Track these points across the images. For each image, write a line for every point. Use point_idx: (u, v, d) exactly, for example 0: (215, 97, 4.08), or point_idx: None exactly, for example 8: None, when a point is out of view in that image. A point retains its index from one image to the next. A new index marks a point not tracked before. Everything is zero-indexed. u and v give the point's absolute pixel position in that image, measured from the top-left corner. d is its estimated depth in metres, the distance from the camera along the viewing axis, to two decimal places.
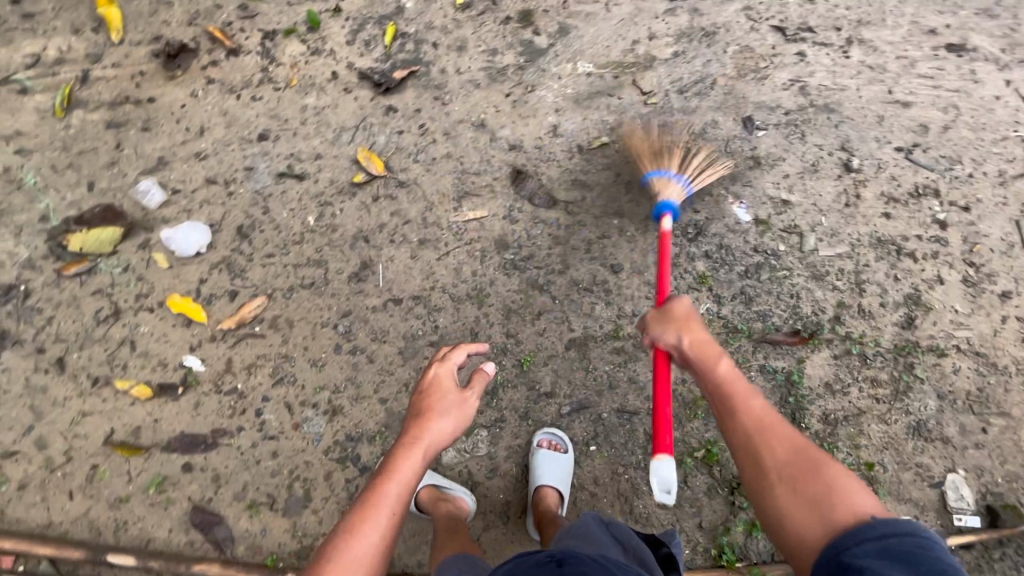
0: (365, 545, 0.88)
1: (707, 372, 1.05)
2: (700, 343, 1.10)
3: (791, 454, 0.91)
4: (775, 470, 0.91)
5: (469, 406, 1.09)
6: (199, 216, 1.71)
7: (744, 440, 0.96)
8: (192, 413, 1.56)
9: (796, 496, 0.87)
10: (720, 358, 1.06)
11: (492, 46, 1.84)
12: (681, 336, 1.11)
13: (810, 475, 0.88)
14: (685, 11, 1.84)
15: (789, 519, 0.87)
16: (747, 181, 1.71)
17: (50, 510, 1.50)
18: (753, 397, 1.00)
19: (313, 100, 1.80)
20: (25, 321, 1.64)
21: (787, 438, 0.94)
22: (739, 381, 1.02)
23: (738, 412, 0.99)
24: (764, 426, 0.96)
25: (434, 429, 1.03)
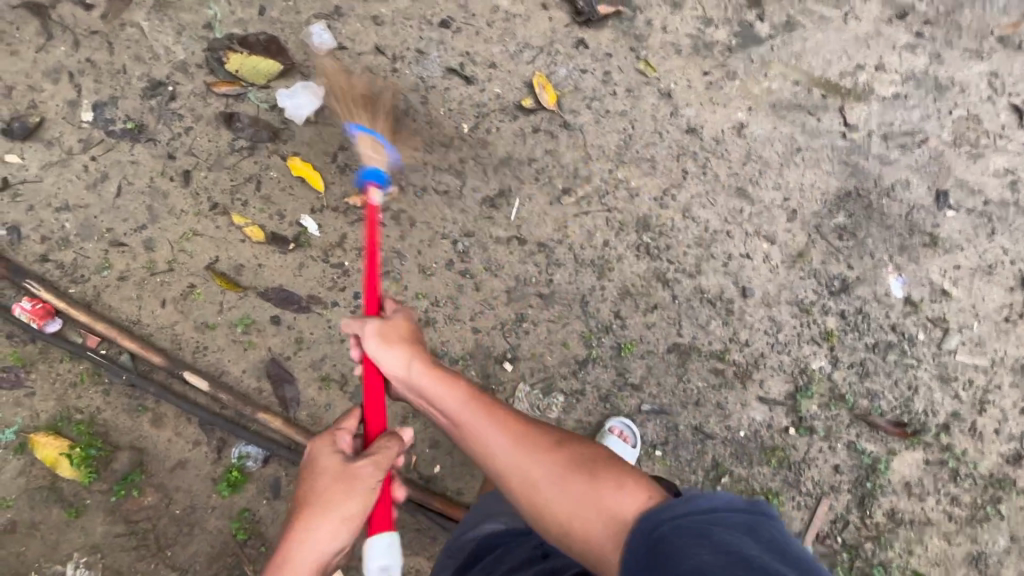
0: (308, 541, 0.91)
1: (438, 396, 1.04)
2: (433, 374, 1.05)
3: (547, 458, 0.95)
4: (546, 480, 0.93)
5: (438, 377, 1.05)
6: (357, 81, 1.63)
7: (522, 470, 0.95)
8: (294, 272, 1.56)
9: (570, 494, 0.90)
10: (454, 390, 1.04)
11: (709, 15, 1.67)
12: (408, 365, 1.06)
13: (582, 470, 0.92)
14: (926, 53, 1.65)
15: (574, 520, 0.87)
16: (915, 257, 1.58)
17: (141, 309, 1.54)
18: (474, 411, 1.02)
19: (507, 3, 1.67)
20: (163, 123, 1.62)
21: (541, 450, 0.96)
22: (438, 376, 1.05)
23: (486, 425, 1.00)
24: (491, 444, 0.99)
25: (340, 531, 0.93)
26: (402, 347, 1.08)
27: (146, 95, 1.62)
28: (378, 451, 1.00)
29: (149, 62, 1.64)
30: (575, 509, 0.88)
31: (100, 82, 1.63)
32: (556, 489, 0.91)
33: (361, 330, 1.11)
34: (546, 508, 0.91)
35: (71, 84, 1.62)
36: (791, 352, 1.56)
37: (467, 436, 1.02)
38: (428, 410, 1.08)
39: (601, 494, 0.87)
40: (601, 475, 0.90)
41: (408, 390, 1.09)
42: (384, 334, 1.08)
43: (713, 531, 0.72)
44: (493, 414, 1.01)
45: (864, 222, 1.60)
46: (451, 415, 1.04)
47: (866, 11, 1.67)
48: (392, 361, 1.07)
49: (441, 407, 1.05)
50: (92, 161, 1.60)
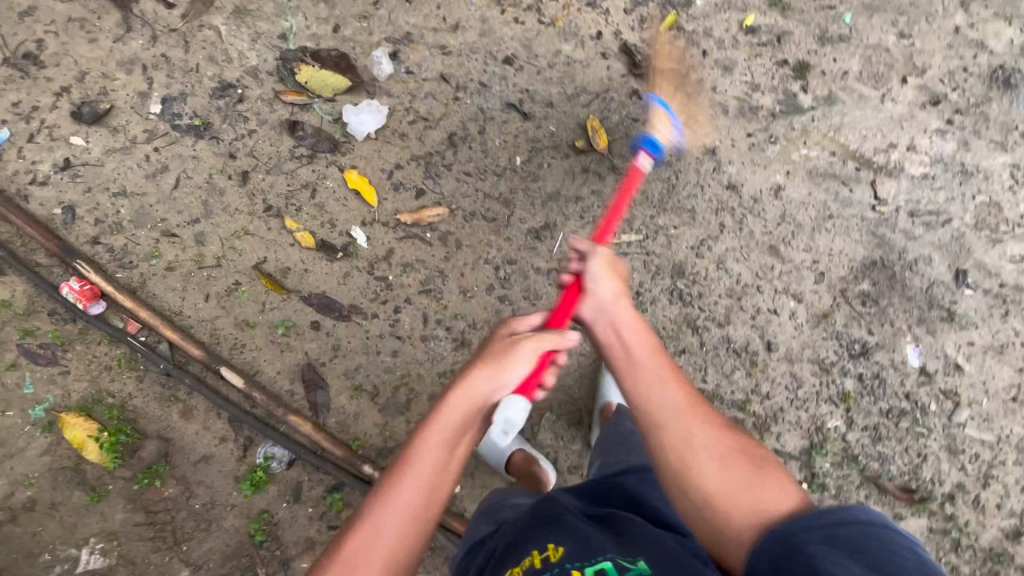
0: (448, 425, 0.94)
1: (629, 331, 1.08)
2: (637, 322, 1.10)
3: (716, 434, 0.94)
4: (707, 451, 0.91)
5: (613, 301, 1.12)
6: (419, 104, 1.71)
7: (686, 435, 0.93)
8: (338, 280, 1.60)
9: (728, 476, 0.89)
10: (649, 340, 1.06)
11: (756, 81, 1.77)
12: (609, 296, 1.12)
13: (745, 458, 0.91)
14: (955, 140, 1.76)
15: (723, 500, 0.87)
16: (932, 330, 1.66)
17: (185, 301, 1.57)
18: (658, 364, 1.02)
19: (568, 49, 1.76)
20: (229, 123, 1.67)
21: (710, 423, 0.95)
22: (641, 328, 1.09)
23: (664, 382, 0.99)
24: (662, 396, 0.97)
25: (495, 392, 0.99)
26: (618, 283, 1.15)
27: (215, 95, 1.68)
28: (542, 340, 1.04)
29: (222, 64, 1.70)
30: (729, 488, 0.88)
31: (173, 78, 1.69)
32: (714, 463, 0.90)
33: (590, 252, 1.18)
34: (695, 470, 0.90)
35: (144, 76, 1.68)
36: (809, 409, 1.61)
37: (637, 377, 1.00)
38: (608, 343, 1.09)
39: (759, 488, 0.87)
40: (765, 475, 0.89)
41: (596, 322, 1.11)
42: (612, 264, 1.16)
43: (861, 546, 0.73)
44: (676, 372, 1.02)
45: (886, 291, 1.68)
46: (631, 353, 1.04)
47: (902, 94, 1.78)
48: (600, 287, 1.14)
49: (626, 343, 1.06)
50: (155, 152, 1.65)
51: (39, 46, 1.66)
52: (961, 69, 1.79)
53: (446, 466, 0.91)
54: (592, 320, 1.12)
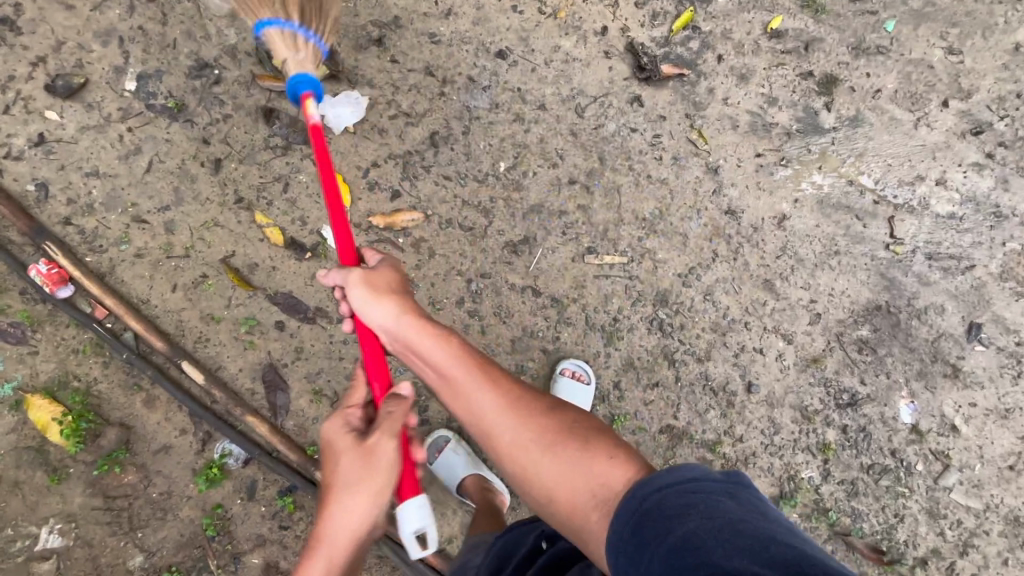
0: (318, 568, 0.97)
1: (430, 349, 1.09)
2: (422, 331, 1.09)
3: (535, 428, 1.03)
4: (529, 447, 1.01)
5: (408, 316, 1.10)
6: (402, 98, 1.60)
7: (507, 437, 1.03)
8: (306, 280, 1.56)
9: (556, 465, 0.99)
10: (445, 345, 1.09)
11: (775, 94, 1.60)
12: (392, 317, 1.10)
13: (565, 441, 1.00)
14: (992, 177, 1.57)
15: (555, 489, 0.98)
16: (932, 385, 1.53)
17: (152, 290, 1.55)
18: (465, 372, 1.07)
19: (569, 45, 1.61)
20: (204, 106, 1.60)
21: (524, 415, 1.04)
22: (421, 328, 1.10)
23: (472, 390, 1.06)
24: (478, 406, 1.05)
25: (376, 459, 0.99)
26: (391, 304, 1.11)
27: (192, 74, 1.61)
28: (386, 419, 1.02)
29: (200, 41, 1.62)
30: (564, 476, 0.98)
31: (149, 53, 1.61)
32: (544, 455, 1.00)
33: (342, 276, 1.12)
34: (532, 467, 1.00)
35: (120, 50, 1.61)
36: (784, 456, 1.53)
37: (453, 391, 1.08)
38: (414, 361, 1.12)
39: (583, 469, 0.96)
40: (586, 454, 0.98)
41: (392, 344, 1.13)
42: (365, 280, 1.11)
43: (698, 502, 0.79)
44: (485, 374, 1.08)
45: (887, 340, 1.55)
46: (439, 369, 1.09)
47: (940, 120, 1.58)
48: (378, 317, 1.11)
49: (425, 357, 1.10)
50: (128, 132, 1.60)
51: (15, 10, 1.60)
52: (1014, 94, 1.58)
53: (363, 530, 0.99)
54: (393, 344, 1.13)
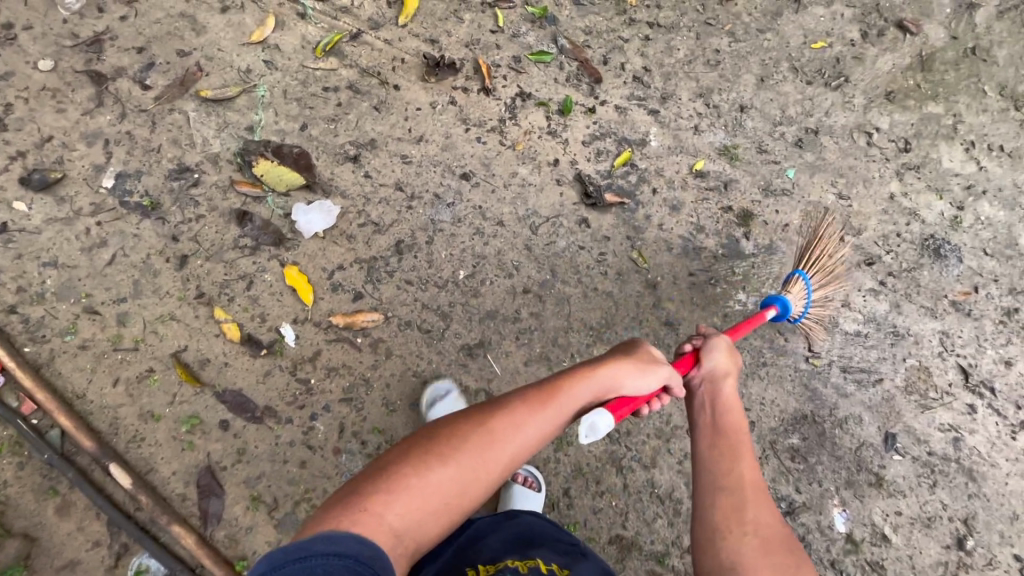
0: (435, 483, 0.93)
1: (724, 408, 1.23)
2: (734, 402, 1.24)
3: (765, 513, 1.05)
4: (750, 521, 1.03)
5: (727, 386, 1.26)
6: (372, 209, 1.74)
7: (731, 499, 1.07)
8: (258, 378, 1.55)
9: (761, 552, 0.99)
10: (741, 417, 1.21)
11: (702, 223, 1.84)
12: (721, 373, 1.27)
13: (784, 547, 1.01)
14: (887, 302, 1.81)
15: (752, 567, 0.97)
16: (861, 494, 1.62)
17: (90, 384, 1.50)
18: (741, 439, 1.17)
19: (525, 172, 1.84)
20: (178, 205, 1.68)
21: (763, 506, 1.06)
22: (735, 408, 1.23)
23: (738, 458, 1.13)
24: (728, 462, 1.12)
25: (622, 381, 1.14)
26: (731, 365, 1.29)
27: (171, 176, 1.71)
28: (601, 382, 1.13)
29: (185, 148, 1.74)
30: (760, 561, 0.98)
31: (132, 155, 1.72)
32: (755, 540, 1.01)
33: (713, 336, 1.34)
34: (734, 536, 1.02)
35: (104, 150, 1.71)
36: None
37: (719, 443, 1.16)
38: (705, 406, 1.25)
39: (786, 567, 0.98)
40: (800, 569, 0.98)
41: (704, 390, 1.28)
42: (732, 351, 1.30)
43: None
44: (751, 455, 1.15)
45: (816, 449, 1.66)
46: (718, 424, 1.20)
47: (839, 252, 1.86)
48: (714, 361, 1.29)
49: (717, 410, 1.22)
50: (96, 226, 1.64)
51: (7, 111, 1.71)
52: (896, 233, 1.89)
53: (461, 500, 0.95)
54: (699, 380, 1.30)
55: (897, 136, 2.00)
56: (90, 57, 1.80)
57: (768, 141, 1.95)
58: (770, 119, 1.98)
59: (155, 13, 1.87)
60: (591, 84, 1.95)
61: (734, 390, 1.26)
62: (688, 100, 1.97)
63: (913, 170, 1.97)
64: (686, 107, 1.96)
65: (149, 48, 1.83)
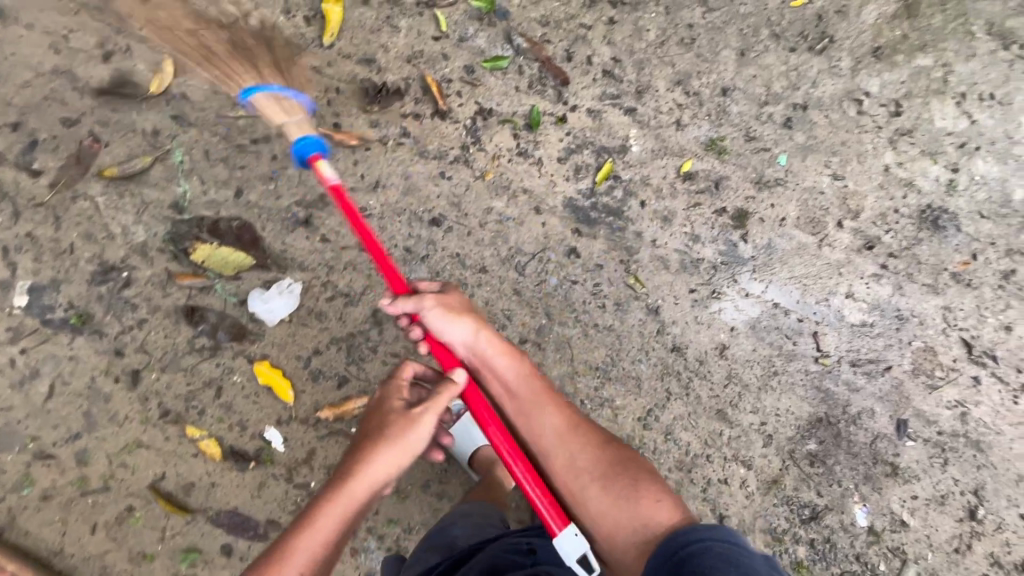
0: None
1: (510, 378, 1.24)
2: (505, 353, 1.25)
3: (594, 455, 1.12)
4: (584, 474, 1.11)
5: (480, 342, 1.25)
6: (338, 278, 1.54)
7: (562, 463, 1.14)
8: (252, 492, 1.42)
9: (603, 497, 1.07)
10: (518, 366, 1.24)
11: (697, 232, 1.71)
12: (474, 339, 1.25)
13: (619, 471, 1.09)
14: (890, 285, 1.76)
15: (606, 516, 1.06)
16: (878, 487, 1.65)
17: (65, 536, 1.35)
18: (532, 395, 1.22)
19: (500, 206, 1.64)
20: (113, 313, 1.45)
21: (589, 445, 1.14)
22: (508, 354, 1.25)
23: (539, 417, 1.19)
24: (540, 429, 1.18)
25: (388, 470, 1.08)
26: (469, 321, 1.26)
27: (95, 279, 1.46)
28: (395, 438, 1.10)
29: (103, 242, 1.48)
30: (610, 506, 1.06)
31: (42, 261, 1.45)
32: (596, 485, 1.09)
33: (423, 299, 1.26)
34: (580, 492, 1.11)
35: (6, 261, 1.44)
36: None
37: (525, 417, 1.21)
38: (489, 381, 1.26)
39: (628, 493, 1.06)
40: (638, 486, 1.06)
41: (468, 355, 1.27)
42: (444, 304, 1.25)
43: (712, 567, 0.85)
44: (555, 404, 1.20)
45: (832, 450, 1.66)
46: (512, 392, 1.24)
47: (839, 240, 1.76)
48: (451, 332, 1.26)
49: (500, 376, 1.25)
50: (21, 354, 1.41)
51: None
52: (894, 210, 1.80)
53: None
54: (466, 355, 1.27)
55: (888, 99, 1.85)
56: None
57: (756, 126, 1.78)
58: (756, 99, 1.80)
59: (23, 74, 1.52)
60: (557, 88, 1.72)
61: (490, 340, 1.25)
62: (666, 90, 1.76)
63: (906, 136, 1.84)
64: (664, 100, 1.76)
65: (26, 121, 1.51)
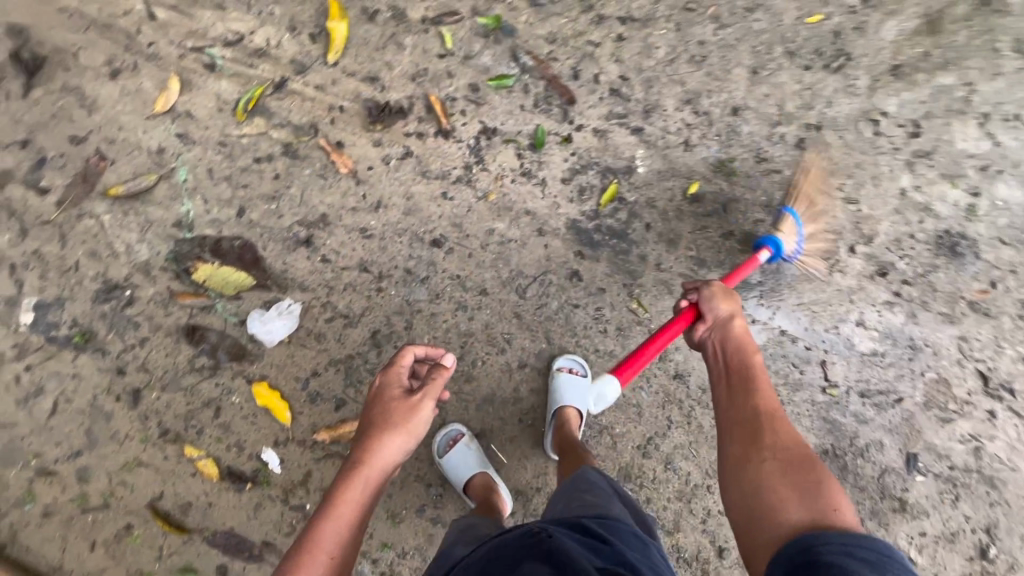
0: None
1: (744, 354, 1.20)
2: (747, 334, 1.26)
3: (793, 442, 1.00)
4: (771, 449, 0.99)
5: (734, 326, 1.27)
6: (337, 298, 1.54)
7: (759, 423, 1.05)
8: (249, 513, 1.43)
9: (781, 479, 0.93)
10: (752, 352, 1.21)
11: (703, 256, 1.67)
12: (733, 317, 1.27)
13: (807, 466, 0.94)
14: (903, 313, 1.70)
15: (774, 496, 0.92)
16: (885, 522, 1.61)
17: (66, 552, 1.37)
18: (754, 370, 1.17)
19: (502, 227, 1.62)
20: (115, 331, 1.46)
21: (790, 432, 1.03)
22: (749, 338, 1.24)
23: (757, 392, 1.12)
24: (753, 397, 1.11)
25: (398, 456, 1.01)
26: (733, 308, 1.29)
27: (99, 298, 1.47)
28: (406, 421, 1.02)
29: (107, 260, 1.49)
30: (784, 489, 0.92)
31: (47, 279, 1.47)
32: (774, 464, 0.96)
33: (702, 285, 1.35)
34: (760, 466, 0.97)
35: (13, 278, 1.46)
36: None
37: (745, 387, 1.13)
38: (717, 356, 1.26)
39: (811, 487, 0.91)
40: (823, 485, 0.90)
41: (710, 337, 1.30)
42: (726, 294, 1.31)
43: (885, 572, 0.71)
44: (769, 389, 1.14)
45: (838, 482, 1.62)
46: (732, 364, 1.21)
47: (851, 265, 1.71)
48: (715, 311, 1.29)
49: (733, 351, 1.23)
50: (26, 371, 1.43)
51: None
52: (909, 235, 1.74)
53: None
54: (705, 335, 1.31)
55: (906, 119, 1.79)
56: None
57: (767, 147, 1.74)
58: (768, 119, 1.75)
59: (32, 91, 1.54)
60: (563, 107, 1.69)
61: (743, 327, 1.26)
62: (675, 109, 1.72)
63: (925, 158, 1.77)
64: (673, 120, 1.72)
65: (34, 139, 1.52)
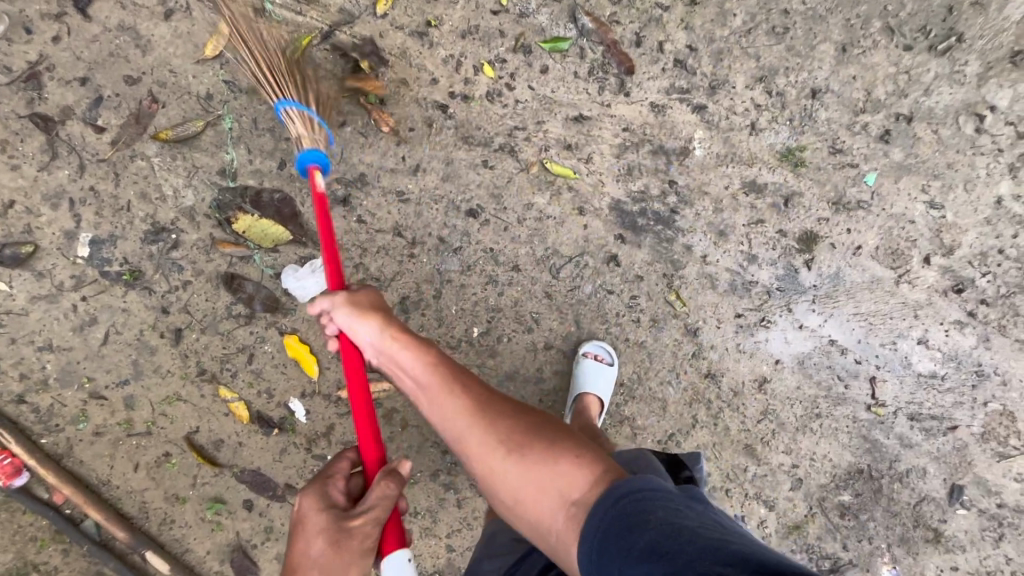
0: (313, 556, 1.00)
1: (407, 355, 1.12)
2: (405, 343, 1.12)
3: (500, 428, 1.00)
4: (508, 453, 0.98)
5: (391, 323, 1.15)
6: (370, 261, 1.54)
7: (495, 451, 0.99)
8: (274, 457, 1.51)
9: (531, 478, 0.94)
10: (417, 353, 1.11)
11: (754, 251, 1.55)
12: (366, 337, 1.14)
13: (527, 445, 0.97)
14: (974, 335, 1.54)
15: (557, 524, 0.90)
16: (913, 550, 1.53)
17: (113, 469, 1.50)
18: (436, 372, 1.10)
19: (542, 202, 1.55)
20: (162, 272, 1.53)
21: (493, 419, 1.02)
22: (406, 337, 1.13)
23: (456, 407, 1.05)
24: (453, 410, 1.05)
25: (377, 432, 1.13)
26: (376, 322, 1.13)
27: (147, 239, 1.53)
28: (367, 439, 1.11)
29: (156, 203, 1.54)
30: (531, 482, 0.94)
31: (102, 215, 1.53)
32: (514, 463, 0.96)
33: (327, 298, 1.16)
34: (535, 502, 0.93)
35: (71, 212, 1.53)
36: None
37: (439, 400, 1.07)
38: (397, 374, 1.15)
39: (539, 460, 0.95)
40: (552, 455, 0.94)
41: (374, 355, 1.16)
42: (351, 302, 1.14)
43: (693, 511, 0.79)
44: (455, 377, 1.09)
45: (869, 505, 1.53)
46: (423, 381, 1.10)
47: (922, 277, 1.55)
48: (362, 333, 1.14)
49: (417, 377, 1.11)
50: (82, 301, 1.52)
51: None
52: (998, 250, 1.54)
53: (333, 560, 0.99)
54: (378, 358, 1.16)
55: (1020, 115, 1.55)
56: (31, 97, 1.54)
57: (845, 137, 1.56)
58: (851, 105, 1.56)
59: (89, 27, 1.55)
60: (620, 76, 1.56)
61: (343, 312, 1.14)
62: (745, 87, 1.56)
63: None
64: (740, 99, 1.56)
65: (91, 76, 1.55)
